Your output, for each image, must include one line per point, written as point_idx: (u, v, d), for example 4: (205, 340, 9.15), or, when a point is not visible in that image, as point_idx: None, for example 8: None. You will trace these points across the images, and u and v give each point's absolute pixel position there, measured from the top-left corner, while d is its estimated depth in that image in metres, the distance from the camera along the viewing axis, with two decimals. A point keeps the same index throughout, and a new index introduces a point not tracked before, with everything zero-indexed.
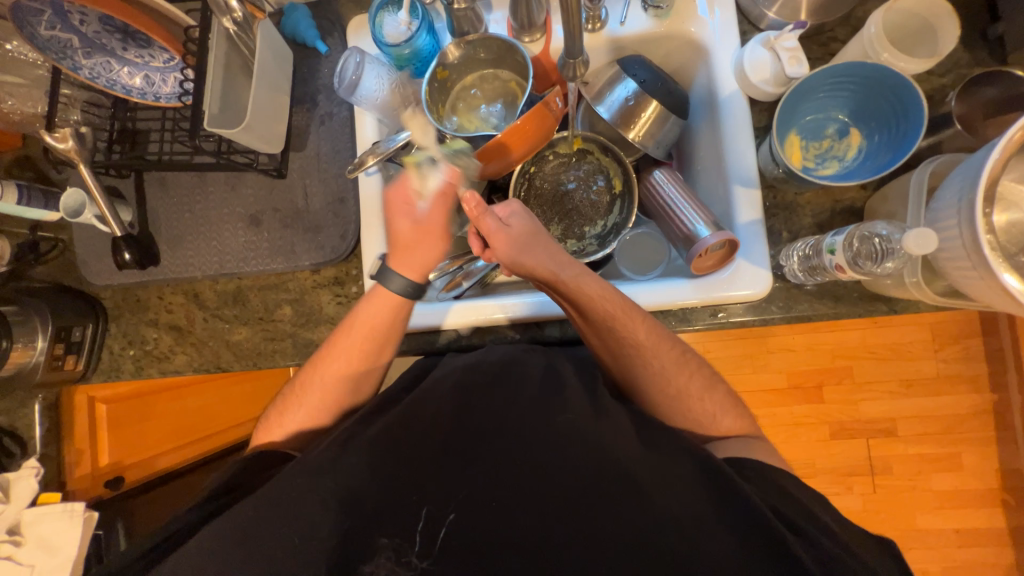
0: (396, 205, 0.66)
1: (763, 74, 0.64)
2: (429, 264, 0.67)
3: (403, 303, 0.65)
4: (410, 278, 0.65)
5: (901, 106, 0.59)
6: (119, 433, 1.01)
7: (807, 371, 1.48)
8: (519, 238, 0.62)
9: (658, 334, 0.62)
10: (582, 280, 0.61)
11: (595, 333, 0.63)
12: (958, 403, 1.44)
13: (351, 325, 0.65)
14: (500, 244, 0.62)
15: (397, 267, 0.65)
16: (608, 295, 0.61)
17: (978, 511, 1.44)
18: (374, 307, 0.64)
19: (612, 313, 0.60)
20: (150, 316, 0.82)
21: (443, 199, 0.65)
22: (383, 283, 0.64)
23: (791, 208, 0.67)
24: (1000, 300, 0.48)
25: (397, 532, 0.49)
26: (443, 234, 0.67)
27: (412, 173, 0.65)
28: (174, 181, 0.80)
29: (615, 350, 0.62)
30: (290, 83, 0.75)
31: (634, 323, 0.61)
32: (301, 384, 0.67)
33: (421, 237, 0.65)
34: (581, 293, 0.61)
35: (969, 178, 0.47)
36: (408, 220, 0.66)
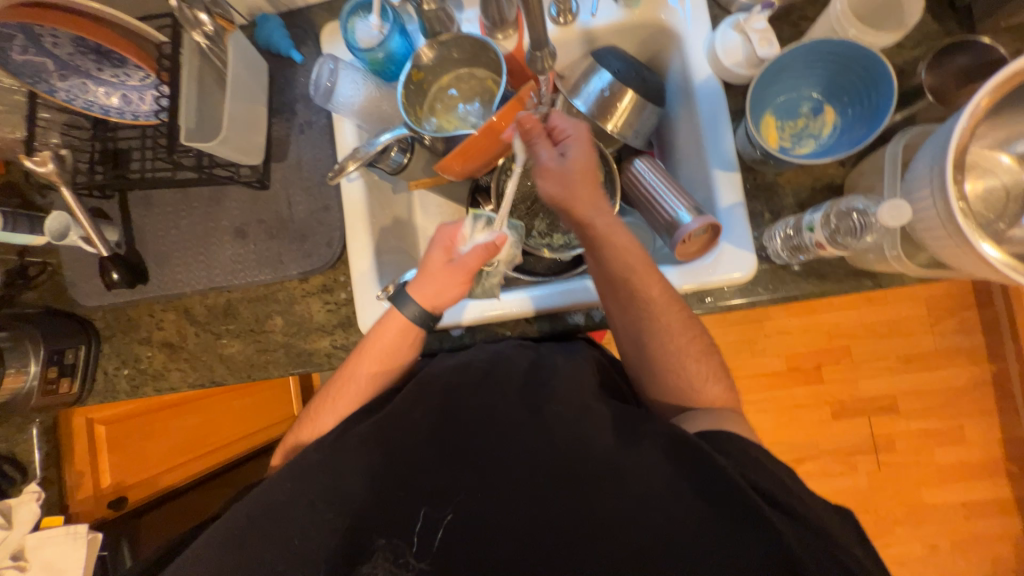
0: (441, 238, 0.65)
1: (735, 57, 0.64)
2: (443, 304, 0.64)
3: (412, 328, 0.64)
4: (422, 308, 0.64)
5: (871, 81, 0.59)
6: (119, 454, 1.00)
7: (804, 353, 1.48)
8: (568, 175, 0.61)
9: (669, 301, 0.62)
10: (614, 231, 0.61)
11: (612, 288, 0.63)
12: (958, 375, 1.45)
13: (363, 345, 0.65)
14: (548, 173, 0.61)
15: (411, 291, 0.63)
16: (635, 250, 0.61)
17: (984, 482, 1.45)
18: (386, 326, 0.64)
19: (634, 268, 0.61)
20: (142, 334, 0.82)
21: (485, 250, 0.63)
22: (398, 305, 0.63)
23: (771, 188, 0.67)
24: (978, 267, 0.48)
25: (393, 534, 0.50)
26: (469, 284, 0.64)
27: (468, 220, 0.65)
28: (158, 198, 0.80)
29: (625, 304, 0.62)
30: (267, 94, 0.76)
31: (652, 281, 0.61)
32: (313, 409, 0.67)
33: (447, 274, 0.63)
34: (610, 243, 0.61)
35: (939, 148, 0.47)
36: (443, 254, 0.64)
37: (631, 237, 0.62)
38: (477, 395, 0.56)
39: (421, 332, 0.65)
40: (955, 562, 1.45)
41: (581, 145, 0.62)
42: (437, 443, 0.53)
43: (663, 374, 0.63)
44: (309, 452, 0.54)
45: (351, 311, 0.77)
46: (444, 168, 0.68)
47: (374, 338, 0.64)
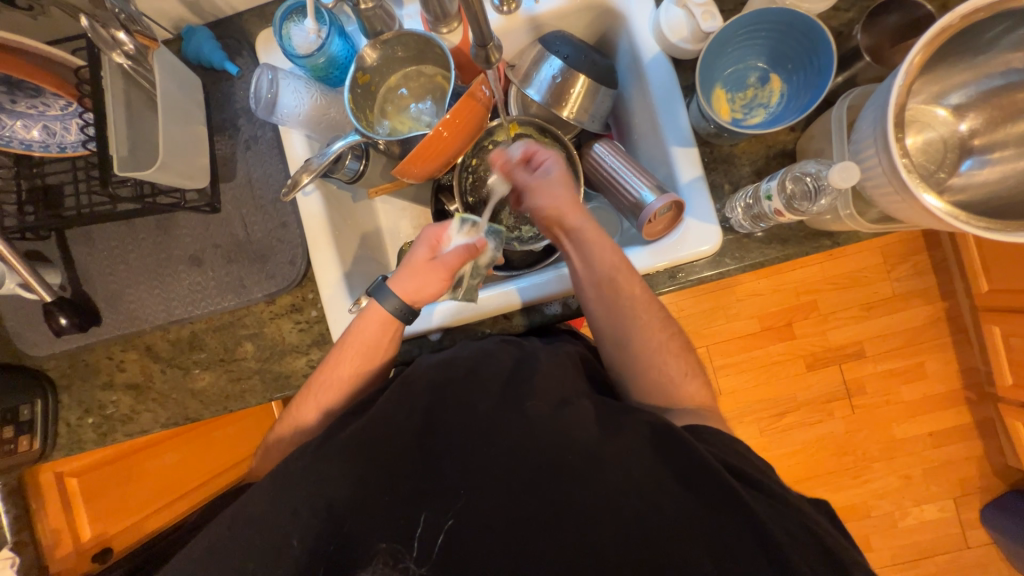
0: (427, 237, 0.65)
1: (680, 32, 0.64)
2: (423, 300, 0.64)
3: (392, 323, 0.64)
4: (403, 300, 0.63)
5: (812, 47, 0.61)
6: (98, 505, 0.95)
7: (775, 312, 1.54)
8: (554, 183, 0.65)
9: (650, 299, 0.64)
10: (597, 233, 0.63)
11: (595, 288, 0.63)
12: (916, 316, 1.53)
13: (344, 346, 0.63)
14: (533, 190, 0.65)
15: (393, 285, 0.63)
16: (617, 250, 0.63)
17: (947, 412, 1.55)
18: (365, 323, 0.63)
19: (618, 265, 0.62)
20: (103, 379, 0.77)
21: (468, 250, 0.64)
22: (379, 300, 0.63)
23: (728, 160, 0.68)
24: (924, 218, 0.50)
25: (392, 549, 0.49)
26: (449, 283, 0.64)
27: (456, 221, 0.66)
28: (101, 233, 0.75)
29: (611, 305, 0.63)
30: (204, 112, 0.71)
31: (635, 281, 0.63)
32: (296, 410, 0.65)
33: (428, 269, 0.63)
34: (594, 243, 0.63)
35: (881, 108, 0.48)
36: (427, 252, 0.64)
37: (611, 241, 0.64)
38: (462, 398, 0.55)
39: (401, 326, 0.64)
40: (929, 489, 1.55)
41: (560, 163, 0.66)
42: (428, 451, 0.53)
43: (644, 354, 0.64)
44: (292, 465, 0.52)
45: (325, 328, 0.75)
46: (402, 171, 0.65)
47: (355, 333, 0.63)
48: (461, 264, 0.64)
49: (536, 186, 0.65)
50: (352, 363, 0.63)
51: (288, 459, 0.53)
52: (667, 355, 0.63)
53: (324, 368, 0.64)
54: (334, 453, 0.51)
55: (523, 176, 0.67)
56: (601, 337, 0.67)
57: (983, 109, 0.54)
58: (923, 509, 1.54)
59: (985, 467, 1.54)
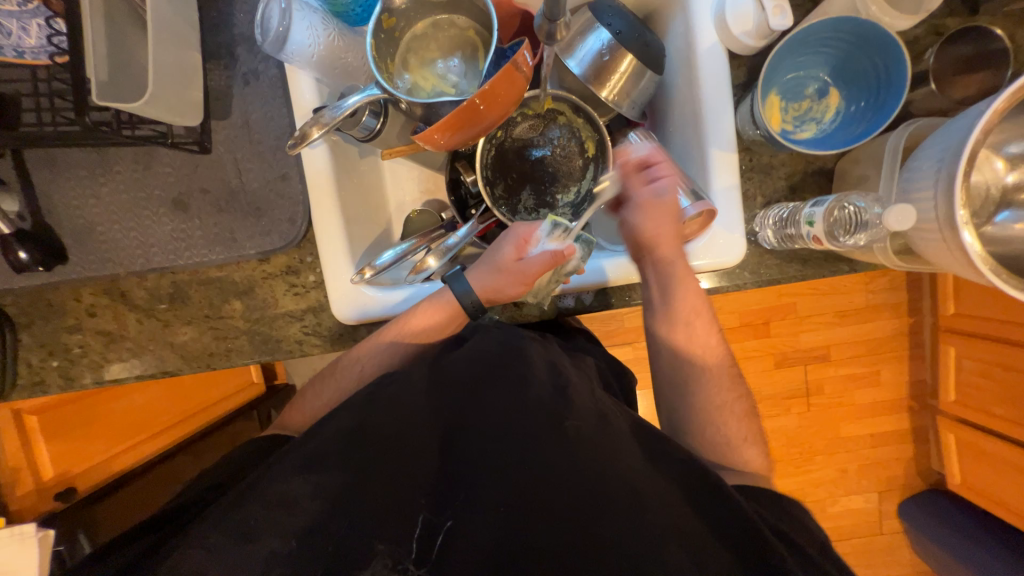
0: (516, 236, 0.64)
1: (745, 25, 0.59)
2: (497, 299, 0.65)
3: (457, 313, 0.66)
4: (476, 295, 0.65)
5: (883, 66, 0.57)
6: (59, 443, 0.92)
7: (757, 310, 1.58)
8: (661, 210, 0.63)
9: (719, 342, 0.67)
10: (688, 275, 0.63)
11: (671, 330, 0.65)
12: (884, 328, 1.61)
13: (400, 321, 0.65)
14: (645, 208, 0.64)
15: (471, 278, 0.65)
16: (699, 292, 0.64)
17: (890, 417, 1.68)
18: (430, 308, 0.65)
19: (699, 308, 0.64)
20: (70, 321, 0.71)
21: (552, 258, 0.62)
22: (452, 284, 0.65)
23: (766, 171, 0.66)
24: (956, 259, 0.49)
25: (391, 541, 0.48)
26: (526, 288, 0.64)
27: (546, 225, 0.66)
28: (67, 160, 0.66)
29: (683, 348, 0.65)
30: (198, 33, 0.62)
31: (706, 322, 0.65)
32: (337, 366, 0.68)
33: (509, 272, 0.63)
34: (683, 285, 0.63)
35: (951, 146, 0.46)
36: (514, 253, 0.63)
37: (696, 282, 0.64)
38: None
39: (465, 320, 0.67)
40: (860, 482, 1.71)
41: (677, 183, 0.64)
42: None
43: (677, 366, 0.66)
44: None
45: (322, 295, 0.70)
46: (424, 138, 0.59)
47: (413, 314, 0.65)
48: (543, 273, 0.62)
49: (647, 203, 0.64)
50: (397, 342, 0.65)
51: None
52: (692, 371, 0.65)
53: (372, 339, 0.66)
54: None
55: (636, 187, 0.65)
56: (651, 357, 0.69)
57: None
58: (851, 499, 1.71)
59: (912, 468, 1.71)
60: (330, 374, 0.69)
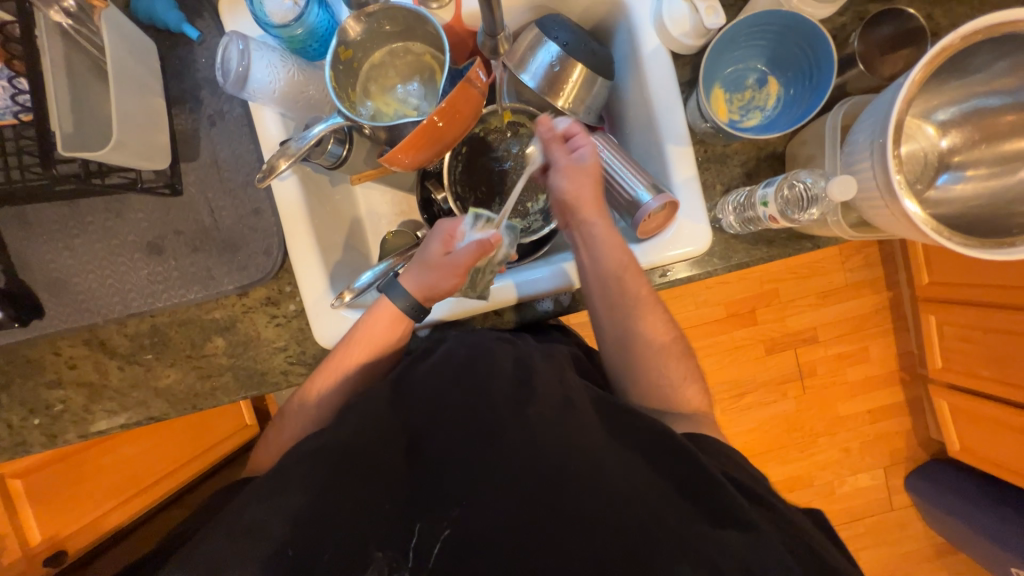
0: (440, 233, 0.64)
1: (682, 26, 0.63)
2: (435, 296, 0.63)
3: (402, 319, 0.64)
4: (412, 297, 0.63)
5: (813, 53, 0.61)
6: (46, 506, 0.90)
7: (741, 299, 1.61)
8: (581, 171, 0.66)
9: (655, 304, 0.67)
10: (612, 232, 0.66)
11: (601, 291, 0.65)
12: (864, 304, 1.65)
13: (350, 339, 0.63)
14: (566, 170, 0.66)
15: (405, 279, 0.63)
16: (627, 249, 0.65)
17: (884, 391, 1.70)
18: (375, 321, 0.63)
19: (627, 265, 0.64)
20: (50, 376, 0.70)
21: (478, 246, 0.61)
22: (390, 296, 0.63)
23: (721, 160, 0.69)
24: (905, 227, 0.52)
25: (388, 558, 0.47)
26: (461, 279, 0.62)
27: (468, 217, 0.65)
28: (38, 215, 0.67)
29: (618, 305, 0.66)
30: (161, 82, 0.64)
31: (640, 280, 0.66)
32: (300, 397, 0.65)
33: (439, 266, 0.61)
34: (607, 243, 0.65)
35: (880, 120, 0.49)
36: (440, 249, 0.63)
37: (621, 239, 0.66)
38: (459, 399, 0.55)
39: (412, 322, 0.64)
40: (864, 459, 1.71)
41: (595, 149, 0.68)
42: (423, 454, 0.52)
43: (631, 341, 0.67)
44: (286, 472, 0.50)
45: (304, 323, 0.71)
46: (390, 160, 0.61)
47: (362, 327, 0.63)
48: (473, 262, 0.61)
49: (566, 169, 0.66)
50: (357, 357, 0.63)
51: (278, 469, 0.50)
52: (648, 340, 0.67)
53: (325, 363, 0.64)
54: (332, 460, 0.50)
55: (559, 153, 0.67)
56: (602, 333, 0.70)
57: (965, 128, 0.57)
58: (857, 478, 1.71)
59: (912, 439, 1.72)
60: (292, 404, 0.66)
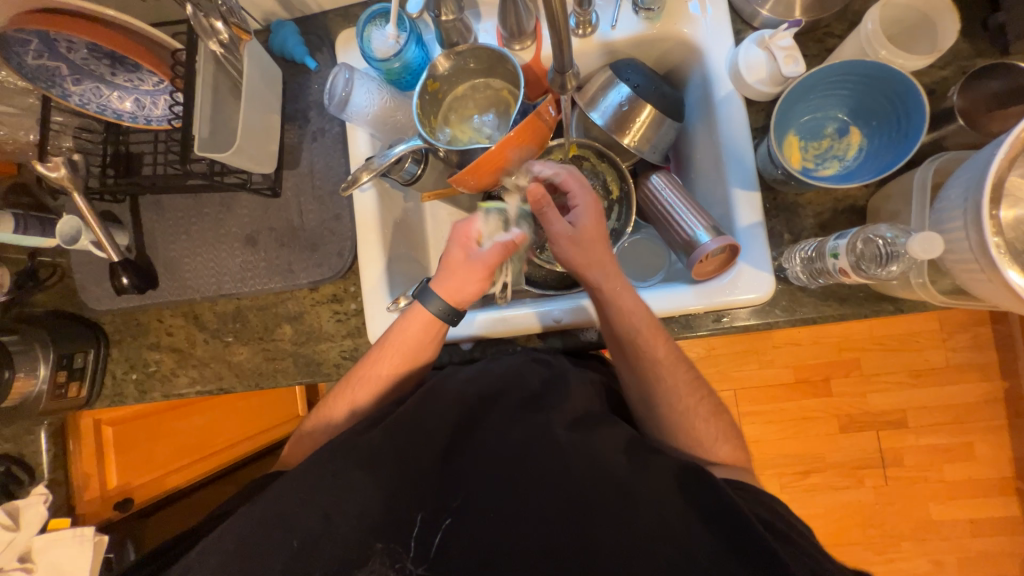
0: (458, 237, 0.65)
1: (759, 74, 0.62)
2: (465, 300, 0.65)
3: (435, 324, 0.65)
4: (447, 302, 0.64)
5: (902, 105, 0.58)
6: (126, 454, 0.99)
7: (813, 365, 1.46)
8: (581, 240, 0.63)
9: (680, 360, 0.63)
10: (620, 294, 0.62)
11: (619, 347, 0.64)
12: (969, 392, 1.42)
13: (385, 341, 0.65)
14: (560, 241, 0.63)
15: (435, 286, 0.64)
16: (642, 310, 0.62)
17: (993, 501, 1.42)
18: (410, 323, 0.65)
19: (642, 327, 0.61)
20: (151, 339, 0.82)
21: (504, 245, 0.64)
22: (424, 303, 0.64)
23: (791, 209, 0.66)
24: (1006, 299, 0.46)
25: (397, 554, 0.49)
26: (488, 281, 0.65)
27: (479, 217, 0.65)
28: (170, 203, 0.80)
29: (635, 363, 0.63)
30: (280, 101, 0.75)
31: (659, 342, 0.62)
32: (336, 394, 0.68)
33: (467, 269, 0.63)
34: (616, 304, 0.62)
35: (975, 177, 0.45)
36: (462, 252, 0.64)
37: (636, 297, 0.62)
38: (490, 413, 0.56)
39: (445, 325, 0.66)
40: None
41: (592, 214, 0.63)
42: None
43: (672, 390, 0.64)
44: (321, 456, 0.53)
45: (361, 321, 0.76)
46: (458, 181, 0.65)
47: (397, 330, 0.65)
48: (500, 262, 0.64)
49: (564, 239, 0.63)
50: (388, 356, 0.65)
51: (315, 453, 0.54)
52: (673, 400, 0.62)
53: (364, 361, 0.67)
54: (366, 456, 0.53)
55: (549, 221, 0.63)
56: (628, 391, 0.67)
57: None
58: None
59: None
60: (328, 401, 0.68)
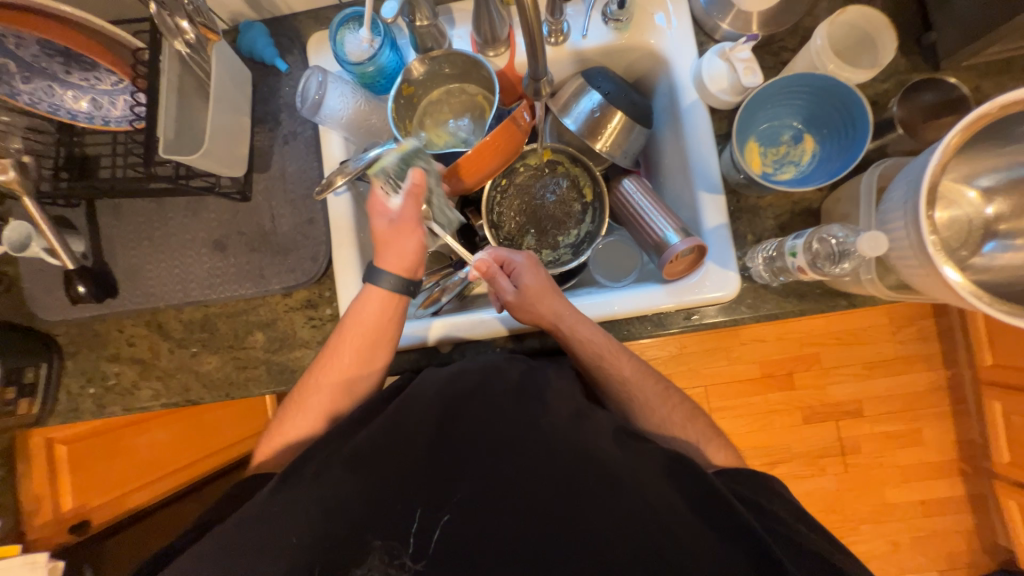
0: (372, 209, 0.64)
1: (721, 83, 0.66)
2: (414, 264, 0.65)
3: (393, 299, 0.64)
4: (398, 274, 0.64)
5: (848, 115, 0.63)
6: (81, 475, 0.94)
7: (777, 360, 1.54)
8: (530, 295, 0.64)
9: (648, 370, 0.67)
10: (577, 329, 0.63)
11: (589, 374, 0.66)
12: (917, 381, 1.52)
13: (343, 327, 0.64)
14: (509, 303, 0.64)
15: (382, 265, 0.64)
16: (601, 339, 0.64)
17: (941, 482, 1.53)
18: (366, 306, 0.64)
19: (604, 352, 0.64)
20: (110, 350, 0.78)
21: (409, 195, 0.61)
22: (375, 283, 0.63)
23: (753, 211, 0.69)
24: (945, 293, 0.51)
25: (393, 549, 0.50)
26: (421, 232, 0.64)
27: (376, 183, 0.61)
28: (130, 208, 0.76)
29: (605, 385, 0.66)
30: (250, 103, 0.74)
31: (624, 360, 0.65)
32: (302, 389, 0.66)
33: (394, 235, 0.63)
34: (577, 338, 0.63)
35: (913, 180, 0.50)
36: (385, 219, 0.63)
37: (594, 328, 0.64)
38: (470, 415, 0.56)
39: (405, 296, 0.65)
40: (915, 558, 1.52)
41: (533, 271, 0.66)
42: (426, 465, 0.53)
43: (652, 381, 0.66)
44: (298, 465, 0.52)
45: (337, 327, 0.75)
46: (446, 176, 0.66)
47: (353, 315, 0.64)
48: (418, 210, 0.62)
49: (515, 299, 0.64)
50: (351, 340, 0.64)
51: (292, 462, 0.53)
52: (640, 400, 0.65)
53: (328, 348, 0.65)
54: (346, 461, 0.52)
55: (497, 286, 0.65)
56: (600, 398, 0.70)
57: (1011, 196, 0.56)
58: None
59: (974, 543, 1.52)
60: (298, 399, 0.66)
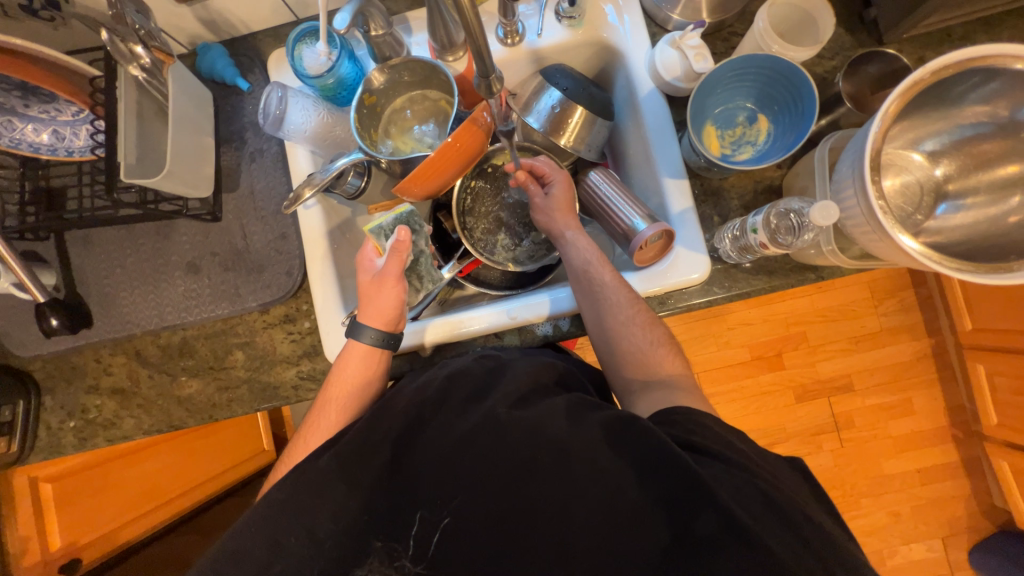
0: (360, 265, 0.67)
1: (674, 71, 0.68)
2: (392, 317, 0.64)
3: (376, 351, 0.64)
4: (380, 329, 0.64)
5: (796, 90, 0.64)
6: (69, 512, 0.90)
7: (765, 342, 1.55)
8: (549, 205, 0.71)
9: (636, 298, 0.64)
10: (576, 238, 0.70)
11: (579, 289, 0.67)
12: (902, 351, 1.55)
13: (327, 386, 0.63)
14: (536, 207, 0.73)
15: (362, 319, 0.64)
16: (593, 249, 0.69)
17: (934, 449, 1.55)
18: (348, 361, 0.63)
19: (591, 260, 0.67)
20: (89, 382, 0.77)
21: (393, 251, 0.64)
22: (356, 338, 0.63)
23: (717, 193, 0.71)
24: (900, 257, 0.52)
25: (393, 551, 0.50)
26: (403, 285, 0.65)
27: (371, 240, 0.68)
28: (100, 237, 0.76)
29: (595, 302, 0.65)
30: (213, 124, 0.74)
31: (608, 273, 0.66)
32: (288, 459, 0.61)
33: (374, 289, 0.64)
34: (572, 244, 0.69)
35: (858, 151, 0.51)
36: (369, 275, 0.67)
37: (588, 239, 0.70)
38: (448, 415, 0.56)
39: (388, 349, 0.65)
40: (917, 527, 1.53)
41: (565, 185, 0.71)
42: (405, 469, 0.52)
43: (646, 328, 0.63)
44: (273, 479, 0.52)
45: (317, 339, 0.75)
46: (402, 190, 0.67)
47: (339, 368, 0.64)
48: (402, 266, 0.64)
49: (538, 206, 0.73)
50: (336, 395, 0.62)
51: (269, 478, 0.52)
52: (635, 340, 0.63)
53: (313, 412, 0.63)
54: (320, 473, 0.51)
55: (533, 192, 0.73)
56: (599, 352, 0.67)
57: (955, 157, 0.59)
58: (911, 548, 1.52)
59: (973, 507, 1.53)
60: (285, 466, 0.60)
